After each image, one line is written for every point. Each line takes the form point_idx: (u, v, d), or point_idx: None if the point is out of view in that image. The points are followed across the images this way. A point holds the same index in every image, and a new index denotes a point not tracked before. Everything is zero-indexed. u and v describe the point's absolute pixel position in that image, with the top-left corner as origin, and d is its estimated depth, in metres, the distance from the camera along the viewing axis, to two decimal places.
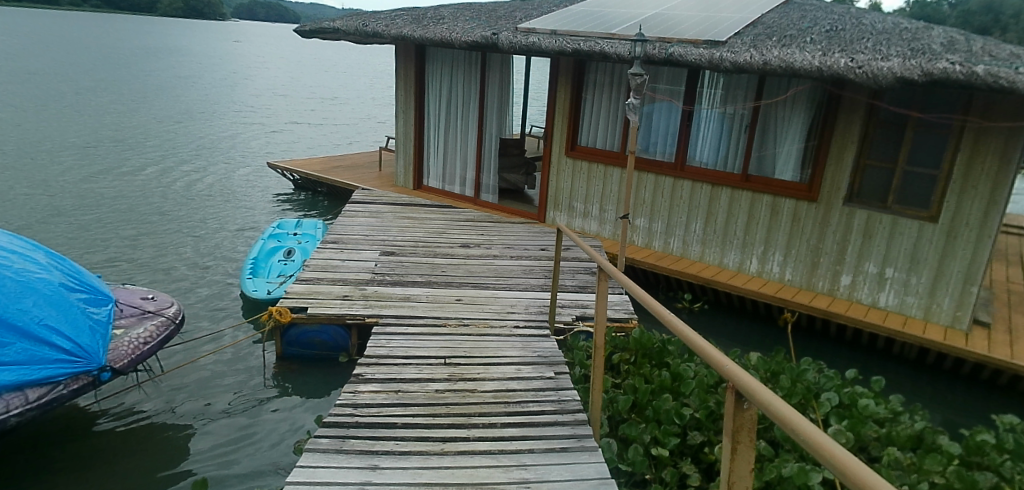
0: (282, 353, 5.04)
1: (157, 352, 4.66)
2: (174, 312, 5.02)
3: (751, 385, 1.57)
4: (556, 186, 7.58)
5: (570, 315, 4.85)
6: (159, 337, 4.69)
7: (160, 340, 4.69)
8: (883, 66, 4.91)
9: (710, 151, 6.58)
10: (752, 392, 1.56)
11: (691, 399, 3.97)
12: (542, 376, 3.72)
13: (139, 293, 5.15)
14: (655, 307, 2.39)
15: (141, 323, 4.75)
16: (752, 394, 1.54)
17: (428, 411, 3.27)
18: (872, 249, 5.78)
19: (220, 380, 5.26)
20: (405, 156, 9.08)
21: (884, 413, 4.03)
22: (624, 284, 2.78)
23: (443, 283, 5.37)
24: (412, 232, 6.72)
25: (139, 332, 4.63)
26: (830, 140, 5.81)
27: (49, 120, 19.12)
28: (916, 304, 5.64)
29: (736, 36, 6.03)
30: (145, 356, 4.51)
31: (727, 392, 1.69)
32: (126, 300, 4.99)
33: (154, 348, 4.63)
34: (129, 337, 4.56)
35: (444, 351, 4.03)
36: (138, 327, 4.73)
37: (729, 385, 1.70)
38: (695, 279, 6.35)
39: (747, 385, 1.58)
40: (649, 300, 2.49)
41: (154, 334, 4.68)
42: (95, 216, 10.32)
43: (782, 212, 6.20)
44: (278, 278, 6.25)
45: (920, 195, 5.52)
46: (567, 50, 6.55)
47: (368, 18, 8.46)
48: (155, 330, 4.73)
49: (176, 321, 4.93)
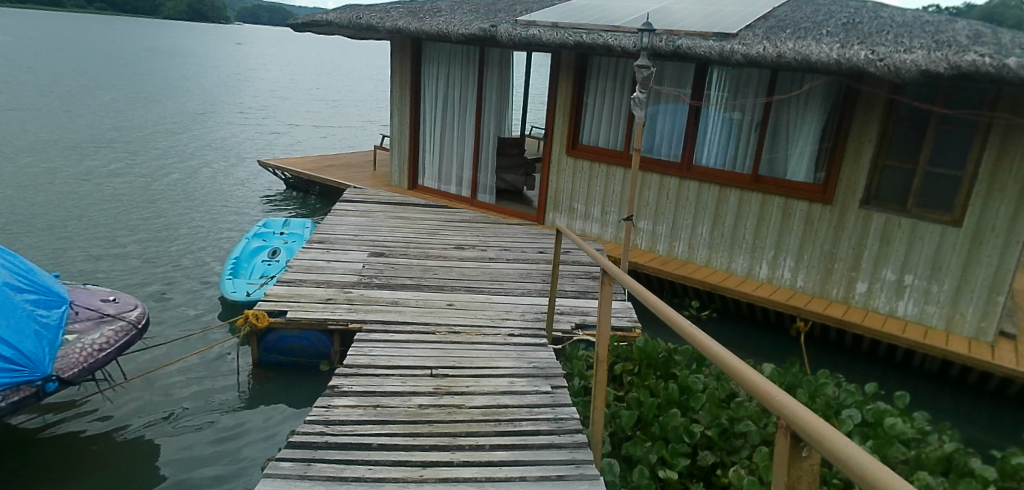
0: (259, 361, 4.69)
1: (114, 360, 4.34)
2: (136, 316, 4.69)
3: (814, 427, 1.15)
4: (555, 186, 7.26)
5: (568, 323, 4.54)
6: (116, 343, 4.37)
7: (117, 347, 4.36)
8: (906, 58, 4.59)
9: (718, 151, 6.25)
10: (817, 435, 1.14)
11: (700, 415, 3.63)
12: (537, 390, 3.39)
13: (99, 295, 4.81)
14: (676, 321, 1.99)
15: (97, 328, 4.41)
16: (812, 434, 1.14)
17: (409, 431, 2.93)
18: (889, 255, 5.45)
19: (196, 389, 4.93)
20: (399, 155, 8.74)
21: (912, 433, 3.68)
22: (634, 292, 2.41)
23: (433, 287, 5.03)
24: (403, 233, 6.39)
25: (93, 338, 4.30)
26: (845, 139, 5.49)
27: (42, 120, 18.86)
28: (937, 313, 5.30)
29: (747, 29, 5.69)
30: (99, 364, 4.18)
31: (780, 434, 1.30)
32: (84, 302, 4.65)
33: (110, 355, 4.30)
34: (82, 343, 4.22)
35: (431, 360, 3.69)
36: (95, 332, 4.39)
37: (781, 426, 1.30)
38: (701, 285, 6.01)
39: (806, 426, 1.17)
40: (665, 310, 2.11)
41: (110, 341, 4.35)
42: (79, 217, 10.00)
43: (794, 215, 5.87)
44: (260, 279, 5.89)
45: (942, 198, 5.19)
46: (569, 43, 6.23)
47: (362, 11, 8.14)
48: (112, 336, 4.40)
49: (138, 326, 4.61)
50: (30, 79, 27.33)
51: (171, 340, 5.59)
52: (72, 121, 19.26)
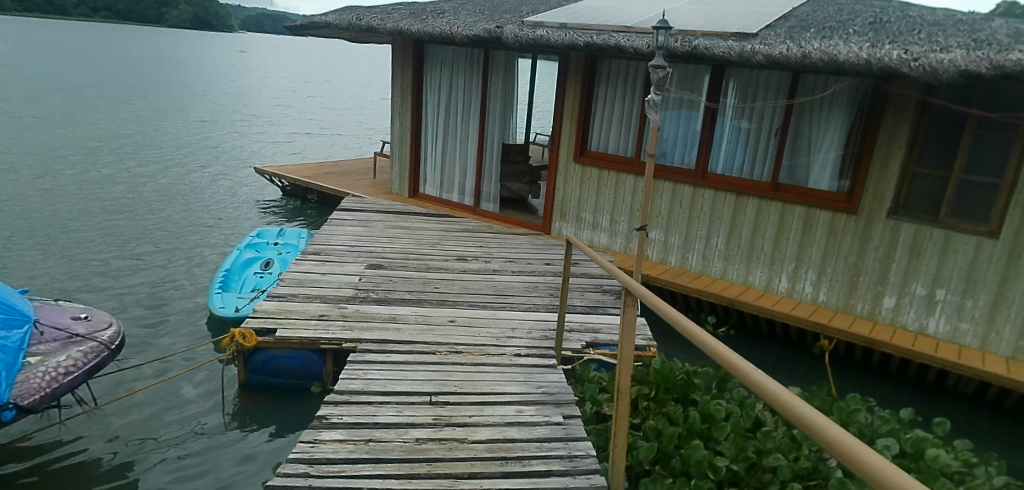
0: (246, 382, 4.36)
1: (83, 384, 4.04)
2: (110, 336, 4.40)
3: None
4: (562, 195, 6.95)
5: (578, 341, 4.22)
6: (84, 366, 4.07)
7: (86, 370, 4.07)
8: (943, 58, 4.28)
9: (735, 157, 5.94)
10: None
11: (724, 447, 3.29)
12: (547, 421, 3.08)
13: (70, 313, 4.51)
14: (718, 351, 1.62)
15: (64, 349, 4.11)
16: None
17: (404, 471, 2.61)
18: (920, 268, 5.11)
19: (179, 411, 4.62)
20: (400, 162, 8.43)
21: (958, 466, 3.30)
22: (662, 316, 2.05)
23: (433, 301, 4.71)
24: (403, 243, 6.08)
25: (60, 361, 4.00)
26: (872, 144, 5.17)
27: (40, 128, 18.65)
28: (971, 331, 4.96)
29: (767, 29, 5.40)
30: (64, 389, 3.88)
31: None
32: (53, 320, 4.36)
33: (77, 379, 4.00)
34: (46, 365, 3.93)
35: (431, 385, 3.37)
36: (61, 353, 4.10)
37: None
38: (717, 299, 5.67)
39: None
40: (702, 337, 1.76)
41: (77, 363, 4.06)
42: (69, 227, 9.72)
43: (816, 225, 5.54)
44: (250, 293, 5.56)
45: (978, 207, 4.87)
46: (578, 44, 5.93)
47: (362, 12, 7.86)
48: (80, 358, 4.11)
49: (111, 347, 4.32)
50: (31, 86, 27.22)
51: (155, 359, 5.27)
52: (70, 129, 19.05)
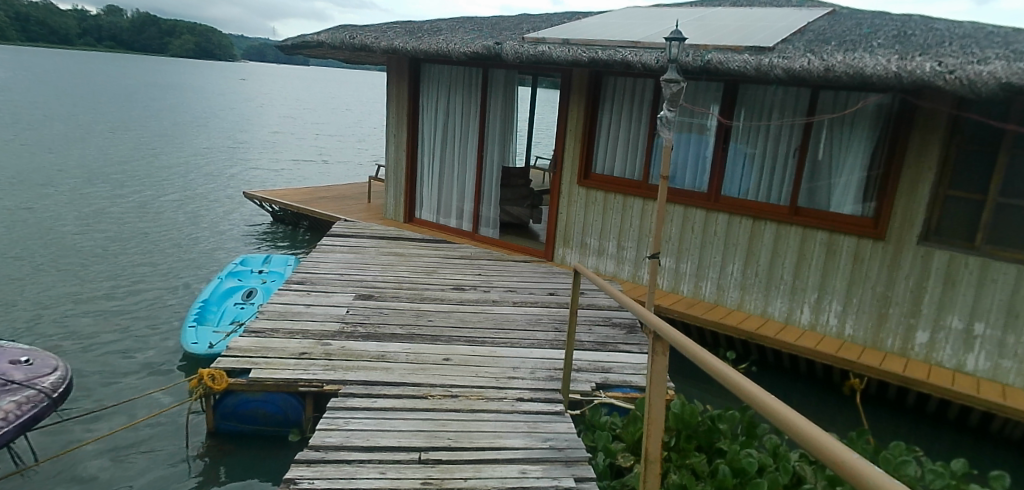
0: (215, 429, 3.91)
1: (13, 439, 3.65)
2: (52, 383, 4.02)
3: None
4: (566, 220, 6.56)
5: (588, 383, 3.80)
6: (16, 419, 3.66)
7: (17, 423, 3.66)
8: (982, 70, 3.91)
9: (751, 180, 5.55)
10: None
11: None
12: (555, 486, 2.66)
13: (10, 356, 4.11)
14: (840, 454, 1.05)
15: None
16: None
17: None
18: (955, 300, 4.70)
19: (144, 462, 4.20)
20: (395, 186, 8.05)
21: None
22: (696, 362, 1.62)
23: (426, 337, 4.27)
24: (396, 271, 5.67)
25: None
26: (900, 165, 4.79)
27: (32, 155, 18.36)
28: (1015, 369, 4.53)
29: (783, 42, 5.05)
30: None
31: None
32: None
33: (7, 434, 3.60)
34: None
35: (422, 438, 2.96)
36: None
37: None
38: (735, 332, 5.25)
39: None
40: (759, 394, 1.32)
41: (8, 416, 3.65)
42: (49, 255, 9.33)
43: (840, 252, 5.13)
44: (228, 326, 5.09)
45: (1018, 233, 4.49)
46: (583, 60, 5.59)
47: (355, 30, 7.53)
48: (12, 410, 3.70)
49: (51, 397, 3.93)
50: (28, 113, 27.05)
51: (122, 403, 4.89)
52: (62, 156, 18.77)
